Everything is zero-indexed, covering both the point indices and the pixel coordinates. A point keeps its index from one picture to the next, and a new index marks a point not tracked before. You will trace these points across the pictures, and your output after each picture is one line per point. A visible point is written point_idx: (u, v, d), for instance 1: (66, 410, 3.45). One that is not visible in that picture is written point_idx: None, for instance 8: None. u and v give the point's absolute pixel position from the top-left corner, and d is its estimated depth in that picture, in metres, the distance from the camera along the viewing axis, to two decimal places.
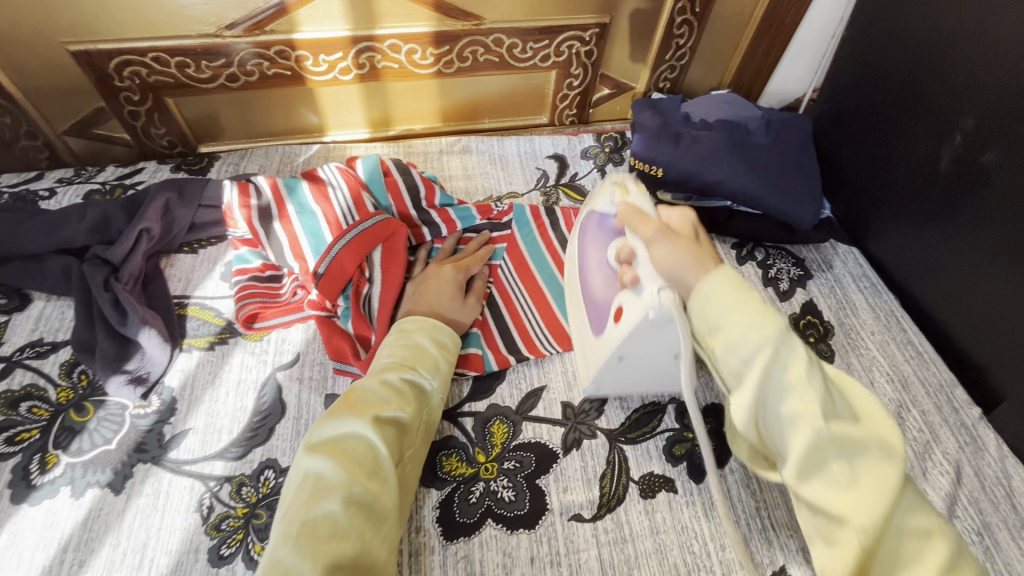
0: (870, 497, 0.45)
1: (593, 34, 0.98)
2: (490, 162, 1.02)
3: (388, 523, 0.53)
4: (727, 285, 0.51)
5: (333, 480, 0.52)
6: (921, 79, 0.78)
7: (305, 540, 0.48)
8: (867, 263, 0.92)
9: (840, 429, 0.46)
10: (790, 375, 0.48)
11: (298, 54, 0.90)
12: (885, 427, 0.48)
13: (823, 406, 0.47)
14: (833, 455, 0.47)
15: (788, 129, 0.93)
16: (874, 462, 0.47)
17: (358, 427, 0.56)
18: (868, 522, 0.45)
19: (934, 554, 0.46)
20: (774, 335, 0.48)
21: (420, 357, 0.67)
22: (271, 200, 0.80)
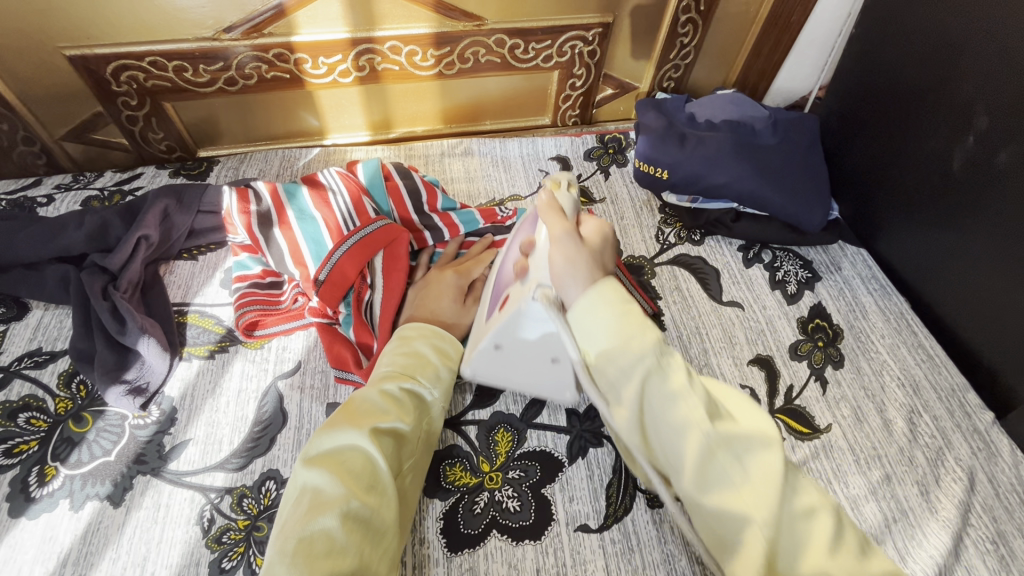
0: (757, 489, 0.46)
1: (596, 34, 0.97)
2: (492, 165, 1.01)
3: (386, 537, 0.52)
4: (612, 294, 0.52)
5: (330, 494, 0.51)
6: (932, 77, 0.77)
7: (303, 556, 0.46)
8: (876, 265, 0.90)
9: (724, 429, 0.48)
10: (672, 385, 0.49)
11: (297, 56, 0.88)
12: (763, 426, 0.50)
13: (707, 409, 0.49)
14: (728, 456, 0.47)
15: (795, 129, 0.91)
16: (759, 456, 0.48)
17: (357, 439, 0.55)
18: (768, 514, 0.45)
19: (846, 549, 0.45)
20: (651, 345, 0.50)
21: (421, 365, 0.65)
22: (271, 205, 0.79)
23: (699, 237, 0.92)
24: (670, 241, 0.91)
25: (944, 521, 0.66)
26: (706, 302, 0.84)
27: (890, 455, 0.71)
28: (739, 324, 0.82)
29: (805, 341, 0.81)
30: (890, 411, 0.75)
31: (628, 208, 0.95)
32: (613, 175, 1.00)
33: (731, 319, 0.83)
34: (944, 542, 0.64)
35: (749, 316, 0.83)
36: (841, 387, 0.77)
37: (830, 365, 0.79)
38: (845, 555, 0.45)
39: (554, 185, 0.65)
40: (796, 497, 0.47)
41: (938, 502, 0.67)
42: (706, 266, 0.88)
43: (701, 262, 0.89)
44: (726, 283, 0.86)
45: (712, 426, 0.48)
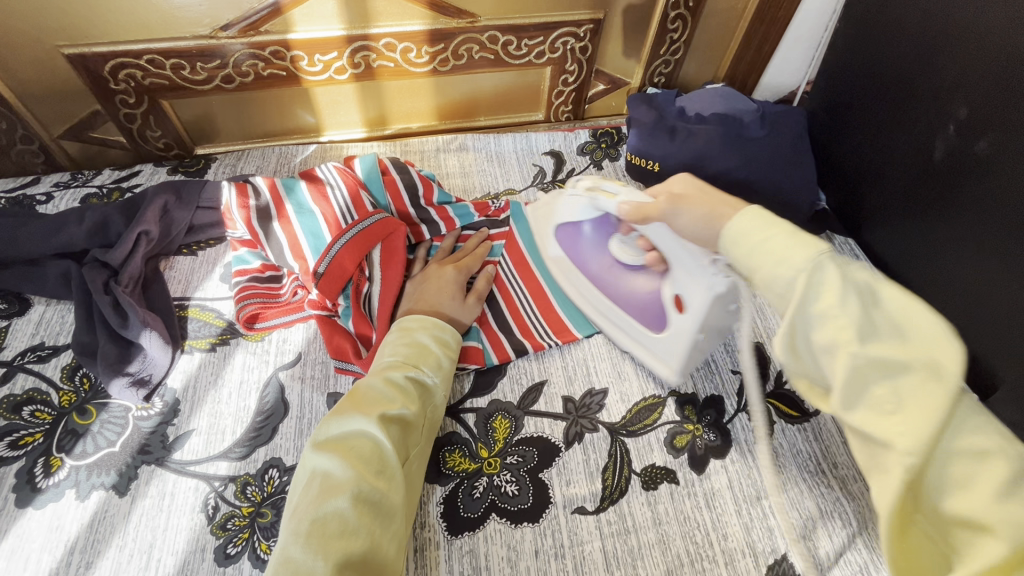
0: (909, 416, 0.41)
1: (587, 30, 0.99)
2: (487, 160, 1.03)
3: (397, 519, 0.54)
4: (752, 227, 0.50)
5: (342, 477, 0.52)
6: (913, 70, 0.79)
7: (316, 538, 0.48)
8: (863, 254, 0.93)
9: (880, 352, 0.42)
10: (821, 303, 0.44)
11: (293, 54, 0.90)
12: (951, 358, 0.41)
13: (861, 328, 0.43)
14: (879, 382, 0.43)
15: (783, 121, 0.93)
16: (914, 381, 0.42)
17: (364, 424, 0.56)
18: (914, 442, 0.40)
19: (983, 488, 0.41)
20: (803, 264, 0.45)
21: (423, 355, 0.67)
22: (270, 200, 0.80)
23: None
24: None
25: None
26: None
27: None
28: None
29: None
30: None
31: None
32: (606, 169, 1.02)
33: None
34: None
35: None
36: None
37: None
38: (1017, 503, 0.39)
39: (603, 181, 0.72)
40: (965, 424, 0.43)
41: None
42: None
43: None
44: None
45: (866, 346, 0.43)
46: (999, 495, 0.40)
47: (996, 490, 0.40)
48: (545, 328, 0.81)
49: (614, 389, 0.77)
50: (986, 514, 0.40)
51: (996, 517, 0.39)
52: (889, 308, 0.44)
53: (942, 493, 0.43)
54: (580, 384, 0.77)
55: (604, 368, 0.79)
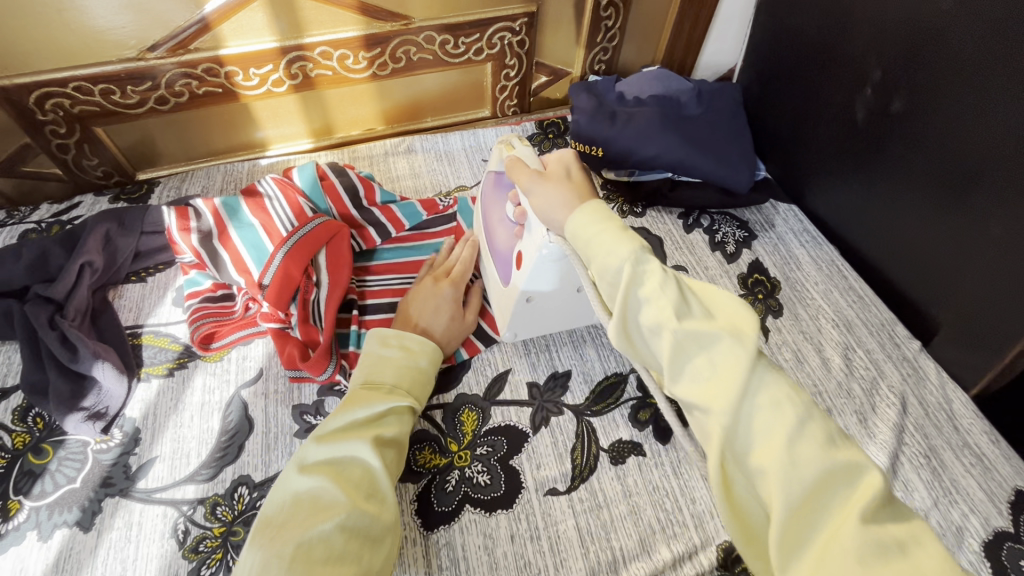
0: (723, 380, 0.45)
1: (523, 24, 1.00)
2: (436, 159, 1.03)
3: (383, 546, 0.53)
4: (590, 215, 0.55)
5: (333, 501, 0.52)
6: (829, 38, 0.83)
7: (301, 562, 0.48)
8: (807, 218, 0.96)
9: (693, 325, 0.47)
10: (644, 290, 0.50)
11: (227, 69, 0.89)
12: (743, 322, 0.47)
13: (675, 308, 0.48)
14: (689, 355, 0.47)
15: (719, 97, 0.96)
16: (725, 349, 0.46)
17: (361, 450, 0.56)
18: (727, 402, 0.44)
19: (811, 437, 0.42)
20: (628, 254, 0.51)
21: (421, 383, 0.68)
22: (214, 222, 0.79)
23: (641, 209, 0.96)
24: None
25: (881, 443, 0.72)
26: None
27: (829, 390, 0.77)
28: None
29: (746, 296, 0.86)
30: (827, 349, 0.81)
31: None
32: None
33: None
34: (882, 463, 0.70)
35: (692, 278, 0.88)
36: (782, 333, 0.83)
37: (770, 314, 0.85)
38: (806, 444, 0.41)
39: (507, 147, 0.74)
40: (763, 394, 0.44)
41: (875, 428, 0.73)
42: (650, 236, 0.93)
43: (645, 233, 0.93)
44: (670, 249, 0.91)
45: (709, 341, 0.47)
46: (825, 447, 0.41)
47: (804, 438, 0.42)
48: None
49: (577, 371, 0.78)
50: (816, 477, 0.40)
51: (790, 463, 0.41)
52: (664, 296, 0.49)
53: (750, 450, 0.43)
54: (543, 368, 0.78)
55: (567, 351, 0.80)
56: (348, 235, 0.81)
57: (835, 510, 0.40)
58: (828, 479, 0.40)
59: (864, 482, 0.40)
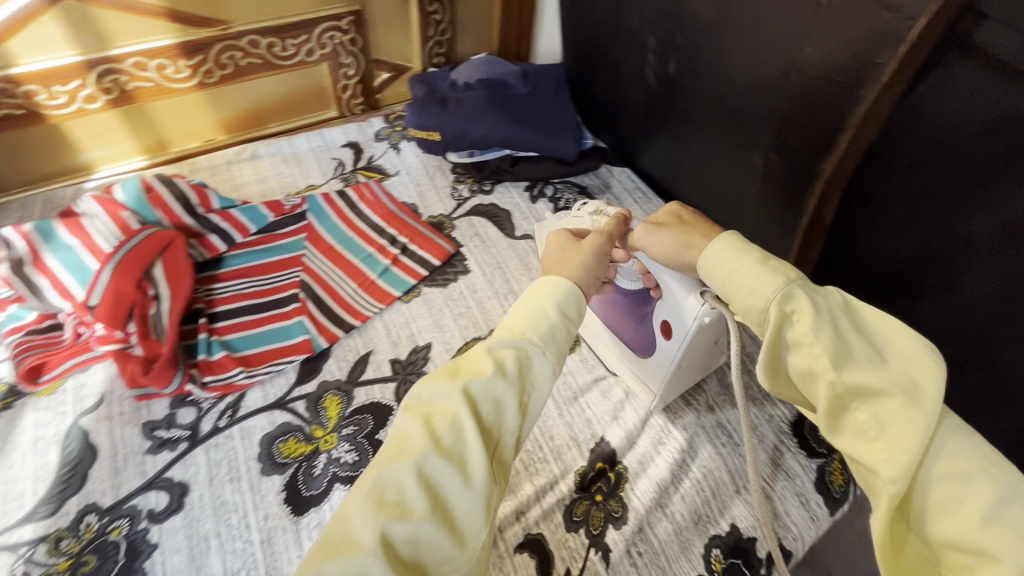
0: (893, 439, 0.42)
1: (349, 22, 1.02)
2: (284, 162, 1.03)
3: (470, 516, 0.41)
4: (723, 253, 0.52)
5: (410, 449, 0.42)
6: (616, 16, 0.93)
7: (372, 503, 0.40)
8: (637, 177, 1.08)
9: (855, 375, 0.44)
10: (795, 332, 0.47)
11: (25, 89, 0.84)
12: (926, 373, 0.43)
13: (831, 355, 0.44)
14: (860, 405, 0.44)
15: (543, 77, 1.05)
16: (894, 405, 0.42)
17: (454, 392, 0.46)
18: (902, 465, 0.41)
19: (1014, 522, 0.37)
20: (773, 293, 0.47)
21: (541, 325, 0.52)
22: (26, 249, 0.74)
23: (489, 186, 1.02)
24: (465, 196, 1.01)
25: None
26: (503, 239, 0.95)
27: None
28: (533, 251, 0.93)
29: None
30: None
31: (423, 174, 1.04)
32: (404, 149, 1.08)
33: (527, 249, 0.94)
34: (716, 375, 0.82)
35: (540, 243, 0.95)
36: None
37: None
38: (1005, 529, 0.37)
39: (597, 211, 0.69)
40: (945, 463, 0.40)
41: None
42: (499, 210, 0.99)
43: (494, 208, 1.00)
44: (518, 220, 0.98)
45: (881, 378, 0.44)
46: (985, 518, 0.38)
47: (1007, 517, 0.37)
48: (366, 298, 0.85)
49: (438, 341, 0.81)
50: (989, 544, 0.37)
51: (994, 542, 0.37)
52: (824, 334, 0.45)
53: (930, 518, 0.40)
54: (404, 344, 0.81)
55: (426, 326, 0.83)
56: (183, 242, 0.80)
57: None
58: None
59: None
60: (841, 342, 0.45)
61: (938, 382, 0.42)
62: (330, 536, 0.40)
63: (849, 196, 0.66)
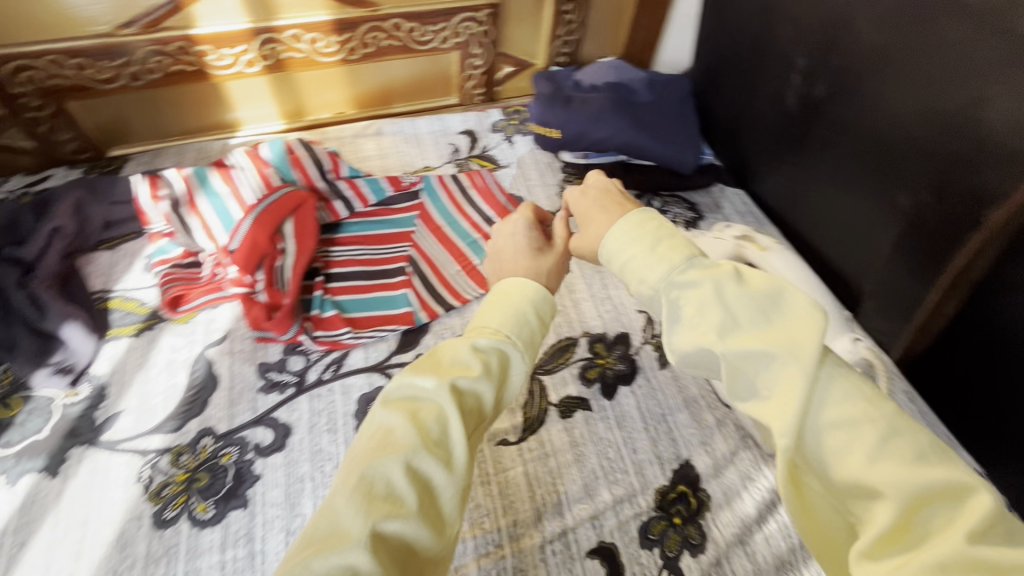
0: (782, 404, 0.40)
1: (487, 15, 1.06)
2: (404, 142, 1.08)
3: (451, 503, 0.42)
4: (630, 227, 0.49)
5: (399, 438, 0.43)
6: (763, 33, 0.90)
7: (362, 495, 0.39)
8: (750, 201, 1.03)
9: (739, 344, 0.41)
10: (687, 302, 0.44)
11: (199, 49, 0.92)
12: (806, 338, 0.40)
13: (716, 325, 0.42)
14: (750, 368, 0.41)
15: (669, 86, 1.03)
16: (784, 372, 0.40)
17: (435, 387, 0.46)
18: (790, 424, 0.39)
19: (898, 452, 0.37)
20: (663, 266, 0.45)
21: (526, 328, 0.54)
22: (183, 190, 0.82)
23: None
24: (571, 196, 1.01)
25: None
26: None
27: None
28: None
29: None
30: None
31: (533, 171, 1.05)
32: (518, 143, 1.09)
33: None
34: None
35: None
36: None
37: None
38: (892, 461, 0.37)
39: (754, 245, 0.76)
40: (830, 409, 0.39)
41: None
42: None
43: None
44: None
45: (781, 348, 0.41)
46: (872, 457, 0.37)
47: (893, 454, 0.37)
48: (468, 282, 0.88)
49: None
50: (880, 485, 0.36)
51: (882, 483, 0.36)
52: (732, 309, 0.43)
53: (827, 464, 0.39)
54: None
55: None
56: (313, 203, 0.86)
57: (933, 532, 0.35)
58: (925, 498, 0.36)
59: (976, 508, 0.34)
60: (749, 312, 0.42)
61: (816, 335, 0.40)
62: (314, 529, 0.39)
63: (981, 286, 0.65)
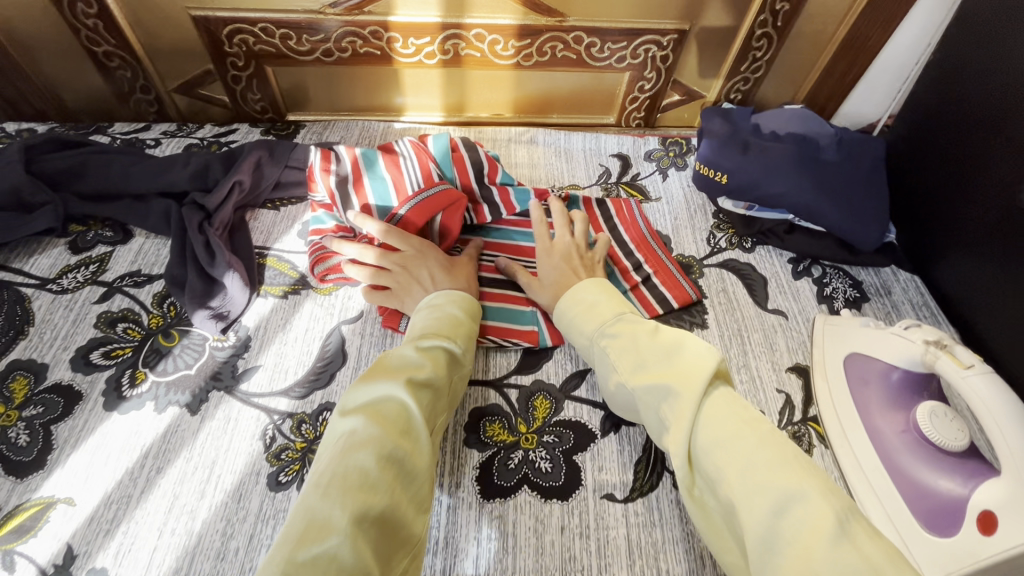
0: (676, 428, 0.56)
1: (671, 40, 1.01)
2: (555, 155, 1.06)
3: (420, 477, 0.54)
4: (587, 287, 0.73)
5: (366, 438, 0.52)
6: (1007, 111, 0.77)
7: (336, 488, 0.48)
8: (927, 292, 0.90)
9: (648, 381, 0.60)
10: (610, 347, 0.66)
11: (390, 35, 0.96)
12: (696, 370, 0.58)
13: (626, 365, 0.64)
14: (655, 398, 0.59)
15: (861, 150, 0.93)
16: (675, 398, 0.57)
17: (394, 389, 0.57)
18: (682, 445, 0.55)
19: (769, 467, 0.50)
20: (603, 320, 0.69)
21: (456, 328, 0.69)
22: (351, 169, 0.86)
23: (750, 245, 0.93)
24: (721, 246, 0.93)
25: None
26: (751, 306, 0.85)
27: None
28: (781, 332, 0.82)
29: None
30: None
31: (683, 210, 0.98)
32: (671, 177, 1.03)
33: (774, 326, 0.83)
34: None
35: (793, 326, 0.82)
36: None
37: None
38: (757, 475, 0.50)
39: (951, 357, 0.66)
40: (707, 430, 0.54)
41: None
42: (754, 272, 0.89)
43: (749, 269, 0.90)
44: (773, 291, 0.87)
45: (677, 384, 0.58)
46: (745, 471, 0.50)
47: (764, 468, 0.50)
48: None
49: None
50: (744, 495, 0.49)
51: (745, 485, 0.50)
52: (643, 360, 0.63)
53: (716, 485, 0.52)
54: None
55: None
56: (464, 205, 0.86)
57: (802, 537, 0.45)
58: (784, 510, 0.47)
59: (820, 513, 0.45)
60: (660, 356, 0.62)
61: (704, 368, 0.58)
62: (297, 522, 0.47)
63: None
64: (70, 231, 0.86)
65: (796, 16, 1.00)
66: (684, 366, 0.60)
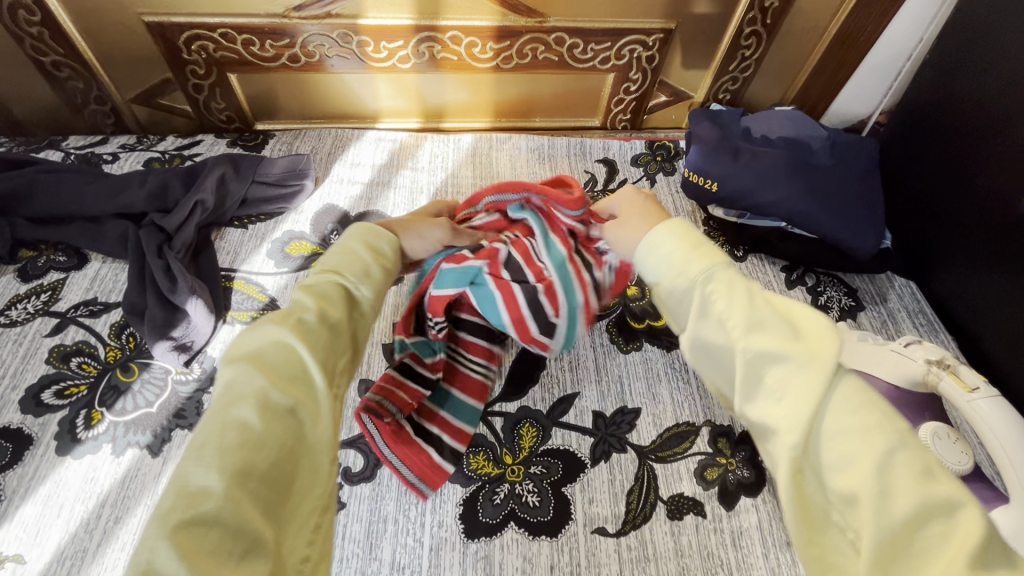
0: (795, 407, 0.40)
1: (657, 39, 0.96)
2: (539, 161, 1.01)
3: (323, 427, 0.40)
4: (671, 232, 0.51)
5: (248, 387, 0.37)
6: (1008, 111, 0.73)
7: (208, 450, 0.34)
8: (924, 299, 0.87)
9: (762, 344, 0.43)
10: (713, 303, 0.47)
11: (360, 39, 0.90)
12: (825, 343, 0.42)
13: (743, 324, 0.44)
14: (767, 372, 0.42)
15: (855, 152, 0.89)
16: (801, 368, 0.41)
17: (280, 330, 0.42)
18: (797, 427, 0.39)
19: (905, 468, 0.36)
20: (700, 269, 0.48)
21: (353, 261, 0.52)
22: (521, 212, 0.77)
23: (742, 253, 0.90)
24: None
25: None
26: None
27: None
28: None
29: None
30: None
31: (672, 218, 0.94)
32: (659, 182, 0.99)
33: None
34: None
35: None
36: None
37: None
38: (904, 477, 0.35)
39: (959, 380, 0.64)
40: (836, 419, 0.39)
41: None
42: None
43: None
44: None
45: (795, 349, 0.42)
46: (880, 470, 0.36)
47: (903, 467, 0.36)
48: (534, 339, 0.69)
49: (647, 411, 0.74)
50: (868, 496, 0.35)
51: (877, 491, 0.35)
52: (758, 322, 0.44)
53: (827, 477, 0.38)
54: (612, 400, 0.75)
55: (639, 387, 0.76)
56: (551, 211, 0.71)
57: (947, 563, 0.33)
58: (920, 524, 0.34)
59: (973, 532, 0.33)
60: (779, 321, 0.44)
61: (836, 344, 0.42)
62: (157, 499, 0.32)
63: None
64: (20, 257, 0.80)
65: (786, 12, 0.96)
66: (818, 337, 0.43)
